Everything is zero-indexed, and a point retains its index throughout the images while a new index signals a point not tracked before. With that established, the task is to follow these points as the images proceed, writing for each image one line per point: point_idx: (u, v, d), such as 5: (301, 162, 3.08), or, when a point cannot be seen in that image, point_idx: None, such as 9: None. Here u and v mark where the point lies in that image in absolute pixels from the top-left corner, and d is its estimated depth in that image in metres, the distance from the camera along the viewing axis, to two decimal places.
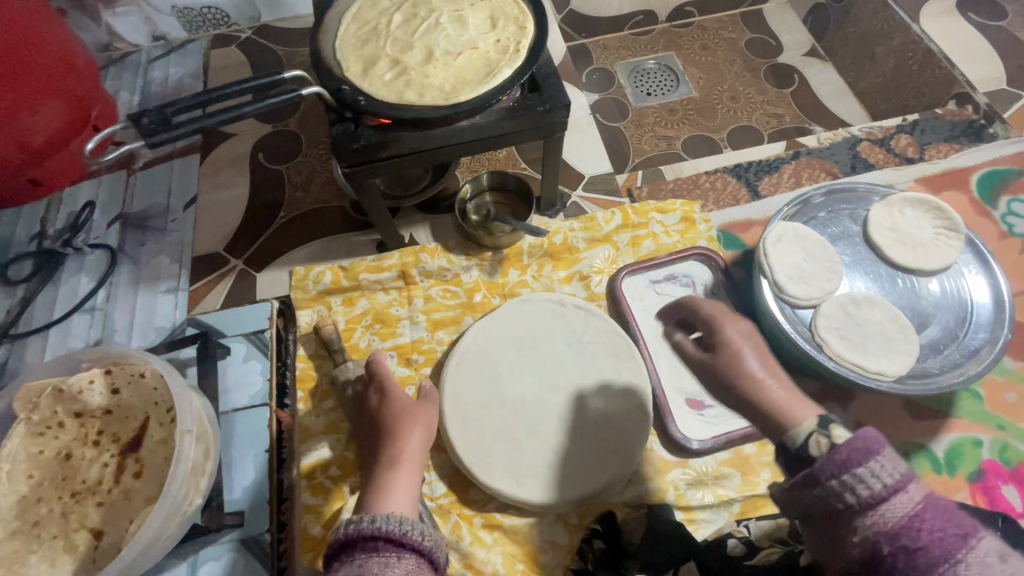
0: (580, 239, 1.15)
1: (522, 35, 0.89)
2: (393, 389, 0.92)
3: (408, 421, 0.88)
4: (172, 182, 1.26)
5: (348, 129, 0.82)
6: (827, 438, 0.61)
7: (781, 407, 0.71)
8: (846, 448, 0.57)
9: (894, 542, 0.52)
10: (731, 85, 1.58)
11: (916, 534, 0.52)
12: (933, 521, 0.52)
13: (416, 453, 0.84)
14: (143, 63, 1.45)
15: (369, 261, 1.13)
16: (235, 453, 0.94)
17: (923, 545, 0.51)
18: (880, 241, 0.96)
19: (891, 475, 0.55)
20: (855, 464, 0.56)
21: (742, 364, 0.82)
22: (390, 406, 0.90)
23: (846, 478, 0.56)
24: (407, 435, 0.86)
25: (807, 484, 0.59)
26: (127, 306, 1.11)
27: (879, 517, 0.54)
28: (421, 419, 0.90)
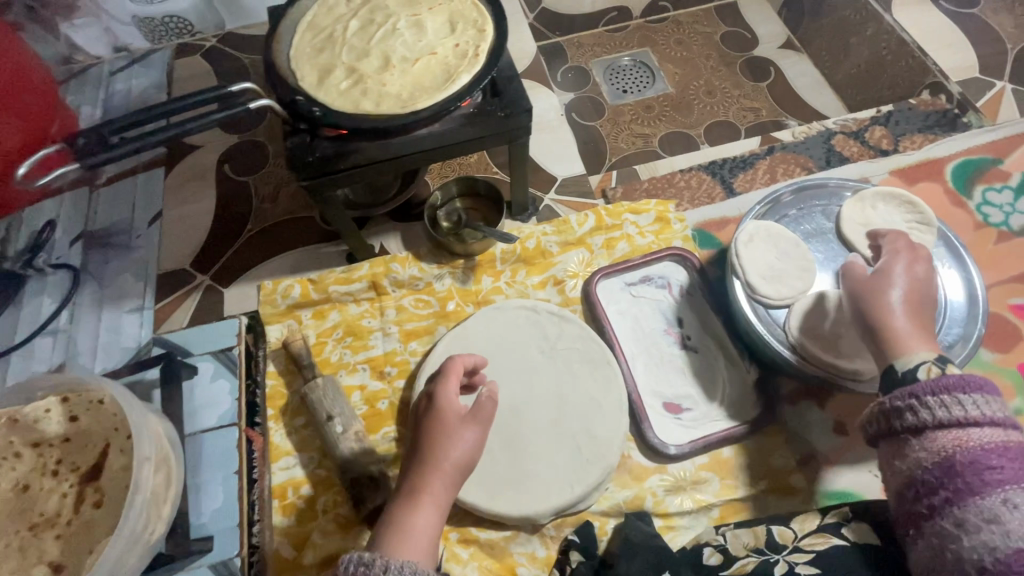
0: (554, 243, 1.13)
1: (482, 38, 0.86)
2: (443, 391, 0.78)
3: (445, 440, 0.75)
4: (137, 197, 1.23)
5: (304, 141, 0.80)
6: (939, 369, 0.71)
7: (894, 337, 0.76)
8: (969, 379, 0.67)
9: (963, 452, 0.64)
10: (707, 80, 1.56)
11: (993, 457, 0.63)
12: (1015, 455, 0.63)
13: (443, 486, 0.72)
14: (106, 75, 1.42)
15: (338, 272, 1.11)
16: (204, 476, 0.90)
17: (996, 464, 0.62)
18: (852, 237, 0.95)
19: (1000, 415, 0.65)
20: (960, 389, 0.66)
21: (882, 294, 0.80)
22: (436, 413, 0.77)
23: (943, 398, 0.67)
24: (444, 454, 0.74)
25: (901, 397, 0.70)
26: (91, 326, 1.08)
27: (960, 435, 0.65)
28: (467, 433, 0.76)
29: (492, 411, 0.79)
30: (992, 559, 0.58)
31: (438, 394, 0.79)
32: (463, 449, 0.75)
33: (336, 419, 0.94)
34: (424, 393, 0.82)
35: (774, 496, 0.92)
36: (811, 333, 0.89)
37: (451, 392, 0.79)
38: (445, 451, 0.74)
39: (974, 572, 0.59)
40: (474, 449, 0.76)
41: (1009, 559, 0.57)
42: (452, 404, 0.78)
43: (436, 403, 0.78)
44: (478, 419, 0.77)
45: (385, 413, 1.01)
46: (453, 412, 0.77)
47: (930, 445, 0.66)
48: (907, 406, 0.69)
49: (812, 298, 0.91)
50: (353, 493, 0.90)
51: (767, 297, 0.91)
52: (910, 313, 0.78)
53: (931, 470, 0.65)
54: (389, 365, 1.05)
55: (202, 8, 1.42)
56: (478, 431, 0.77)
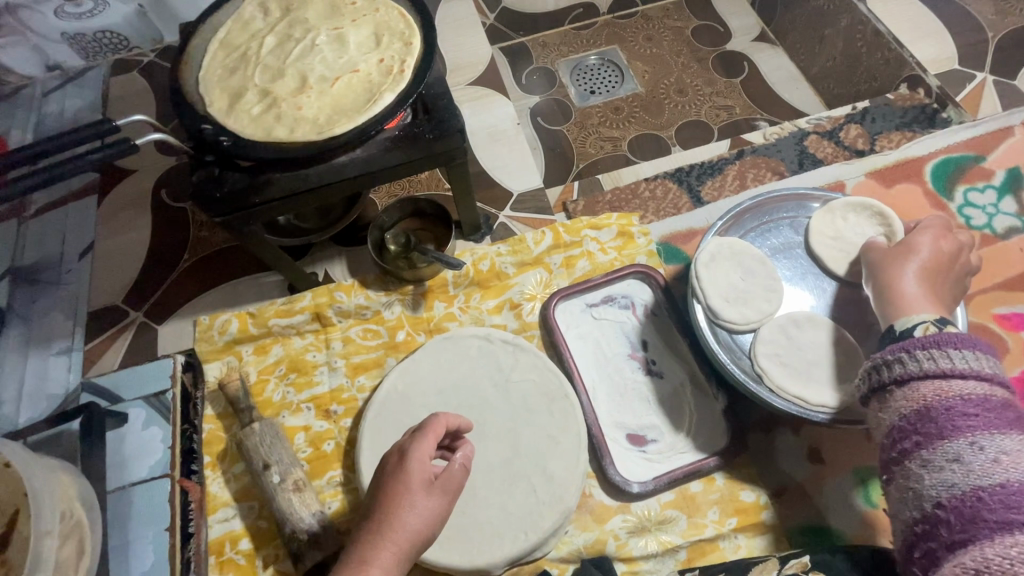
0: (509, 264, 1.06)
1: (408, 52, 0.79)
2: (415, 449, 0.72)
3: (403, 508, 0.67)
4: (68, 228, 1.15)
5: (212, 175, 0.73)
6: (938, 329, 0.66)
7: (897, 298, 0.73)
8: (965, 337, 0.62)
9: (943, 401, 0.59)
10: (678, 77, 1.49)
11: (974, 406, 0.58)
12: (999, 408, 0.58)
13: (392, 558, 0.64)
14: (38, 97, 1.34)
15: (279, 304, 1.03)
16: (132, 535, 0.85)
17: (974, 412, 0.58)
18: (821, 253, 0.89)
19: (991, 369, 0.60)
20: (952, 346, 0.61)
21: (896, 262, 0.77)
22: (402, 468, 0.71)
23: (932, 351, 0.62)
24: (401, 523, 0.66)
25: (891, 349, 0.65)
26: (15, 373, 1.00)
27: (942, 385, 0.60)
28: (430, 502, 0.69)
29: (461, 481, 0.72)
30: (948, 495, 0.56)
31: (409, 450, 0.72)
32: (423, 520, 0.68)
33: (273, 468, 0.87)
34: (393, 448, 0.75)
35: (745, 534, 0.85)
36: (779, 360, 0.82)
37: (424, 451, 0.72)
38: (401, 518, 0.67)
39: (931, 507, 0.57)
40: (434, 522, 0.69)
41: (964, 495, 0.55)
42: (422, 467, 0.71)
43: (406, 461, 0.71)
44: (443, 489, 0.70)
45: (331, 455, 0.95)
46: (418, 474, 0.70)
47: (909, 394, 0.62)
48: (893, 359, 0.64)
49: (780, 321, 0.84)
50: (291, 549, 0.84)
51: (730, 321, 0.84)
52: (921, 277, 0.74)
53: (907, 417, 0.61)
54: (335, 404, 0.98)
55: (136, 21, 1.34)
56: (441, 502, 0.70)
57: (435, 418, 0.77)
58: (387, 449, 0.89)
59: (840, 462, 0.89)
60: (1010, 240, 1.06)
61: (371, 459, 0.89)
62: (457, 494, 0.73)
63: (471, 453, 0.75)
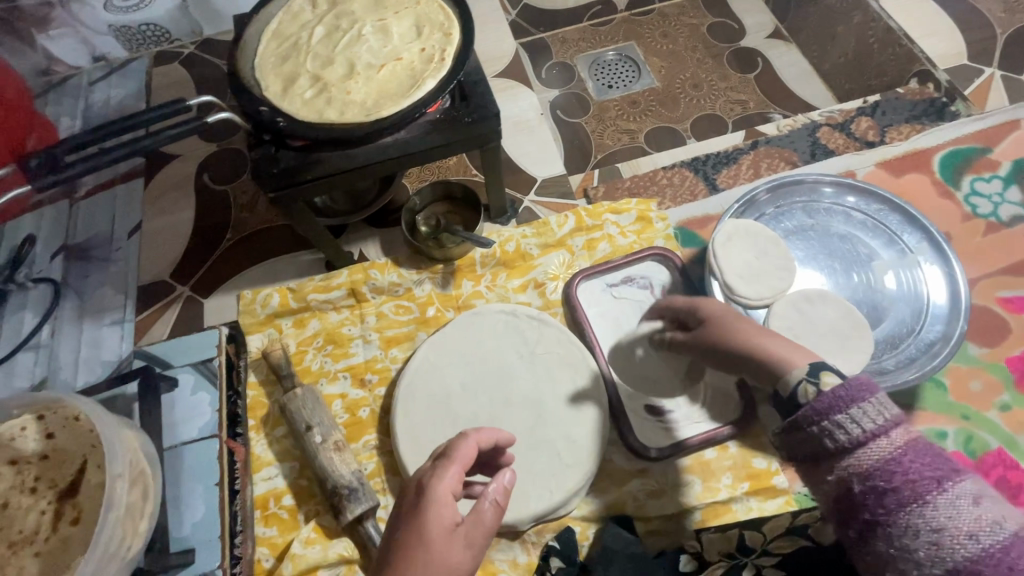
0: (533, 245, 1.12)
1: (448, 42, 0.85)
2: (438, 489, 0.62)
3: (418, 567, 0.58)
4: (116, 209, 1.22)
5: (269, 153, 0.79)
6: (817, 387, 0.65)
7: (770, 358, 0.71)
8: (853, 387, 0.62)
9: (863, 483, 0.59)
10: (693, 73, 1.53)
11: (890, 475, 0.58)
12: (909, 462, 0.58)
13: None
14: (84, 86, 1.41)
15: (317, 281, 1.10)
16: (184, 489, 0.90)
17: (894, 483, 0.58)
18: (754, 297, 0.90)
19: (890, 414, 0.61)
20: (840, 410, 0.61)
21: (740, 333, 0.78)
22: (420, 514, 0.61)
23: (834, 421, 0.61)
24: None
25: (796, 426, 0.64)
26: (72, 341, 1.08)
27: (853, 459, 0.60)
28: (453, 555, 0.60)
29: (491, 523, 0.64)
30: None
31: (432, 486, 0.63)
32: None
33: (315, 429, 0.93)
34: (413, 478, 0.65)
35: (757, 497, 0.91)
36: (791, 334, 0.86)
37: (450, 485, 0.63)
38: None
39: None
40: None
41: None
42: (444, 510, 0.61)
43: (427, 500, 0.62)
44: (469, 536, 0.61)
45: (366, 421, 1.01)
46: (439, 519, 0.60)
47: (839, 471, 0.61)
48: (819, 433, 0.62)
49: (793, 298, 0.89)
50: (333, 503, 0.90)
51: (745, 297, 0.90)
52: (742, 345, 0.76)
53: (841, 504, 0.61)
54: (370, 373, 1.05)
55: (178, 15, 1.41)
56: (466, 553, 0.61)
57: (459, 443, 0.67)
58: (420, 413, 0.95)
59: None
60: (1015, 228, 1.10)
61: (406, 422, 0.95)
62: (487, 537, 0.63)
63: (509, 484, 0.65)
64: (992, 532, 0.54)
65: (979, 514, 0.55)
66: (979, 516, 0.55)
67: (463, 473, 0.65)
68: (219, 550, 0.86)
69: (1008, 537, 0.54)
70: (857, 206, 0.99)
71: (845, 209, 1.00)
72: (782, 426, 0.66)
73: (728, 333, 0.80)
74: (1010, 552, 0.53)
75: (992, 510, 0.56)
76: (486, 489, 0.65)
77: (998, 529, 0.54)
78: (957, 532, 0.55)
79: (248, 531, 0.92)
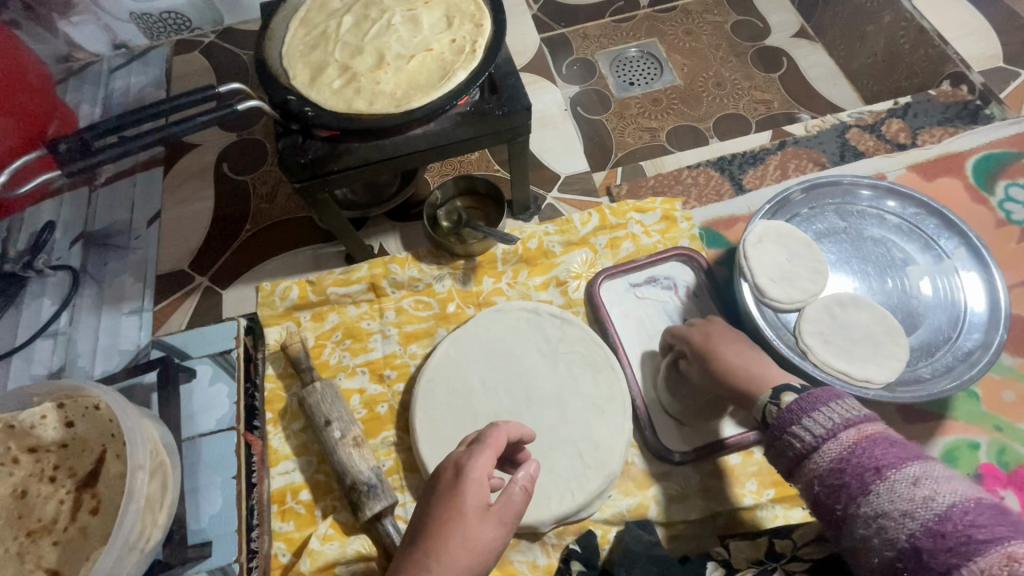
0: (556, 243, 1.10)
1: (479, 33, 0.84)
2: (473, 469, 0.63)
3: (453, 541, 0.59)
4: (135, 197, 1.22)
5: (296, 142, 0.78)
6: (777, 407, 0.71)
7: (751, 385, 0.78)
8: (809, 398, 0.68)
9: (817, 484, 0.64)
10: (716, 71, 1.49)
11: (840, 472, 0.62)
12: (857, 458, 0.61)
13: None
14: (105, 74, 1.40)
15: (337, 274, 1.09)
16: (202, 480, 0.90)
17: (844, 479, 0.61)
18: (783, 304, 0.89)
19: (849, 416, 0.65)
20: (794, 420, 0.67)
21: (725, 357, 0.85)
22: (454, 493, 0.62)
23: (788, 432, 0.68)
24: (452, 557, 0.58)
25: (768, 441, 0.71)
26: (90, 329, 1.07)
27: (810, 462, 0.65)
28: (487, 533, 0.60)
29: (520, 507, 0.64)
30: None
31: (467, 467, 0.64)
32: (478, 553, 0.59)
33: (334, 424, 0.92)
34: (444, 460, 0.66)
35: (783, 505, 0.89)
36: (824, 339, 0.87)
37: (484, 467, 0.64)
38: (450, 552, 0.58)
39: None
40: (488, 554, 0.60)
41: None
42: (478, 489, 0.62)
43: (462, 479, 0.63)
44: (500, 517, 0.62)
45: (385, 416, 1.00)
46: (473, 497, 0.61)
47: (806, 475, 0.65)
48: (783, 445, 0.68)
49: (824, 301, 0.90)
50: (351, 499, 0.88)
51: (776, 300, 0.89)
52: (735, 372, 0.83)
53: (815, 508, 0.65)
54: (388, 368, 1.03)
55: (199, 3, 1.40)
56: (498, 532, 0.61)
57: (491, 428, 0.68)
58: (442, 409, 0.94)
59: None
60: None
61: (426, 419, 0.93)
62: (515, 521, 0.64)
63: (536, 471, 0.65)
64: (929, 509, 0.55)
65: (915, 495, 0.57)
66: (915, 496, 0.57)
67: (495, 456, 0.66)
68: (237, 541, 0.86)
69: (950, 512, 0.54)
70: (894, 210, 0.98)
71: (881, 213, 0.99)
72: (765, 446, 0.72)
73: (722, 364, 0.85)
74: (951, 528, 0.53)
75: (935, 489, 0.56)
76: (514, 475, 0.65)
77: (938, 506, 0.55)
78: (896, 515, 0.57)
79: (264, 526, 0.92)
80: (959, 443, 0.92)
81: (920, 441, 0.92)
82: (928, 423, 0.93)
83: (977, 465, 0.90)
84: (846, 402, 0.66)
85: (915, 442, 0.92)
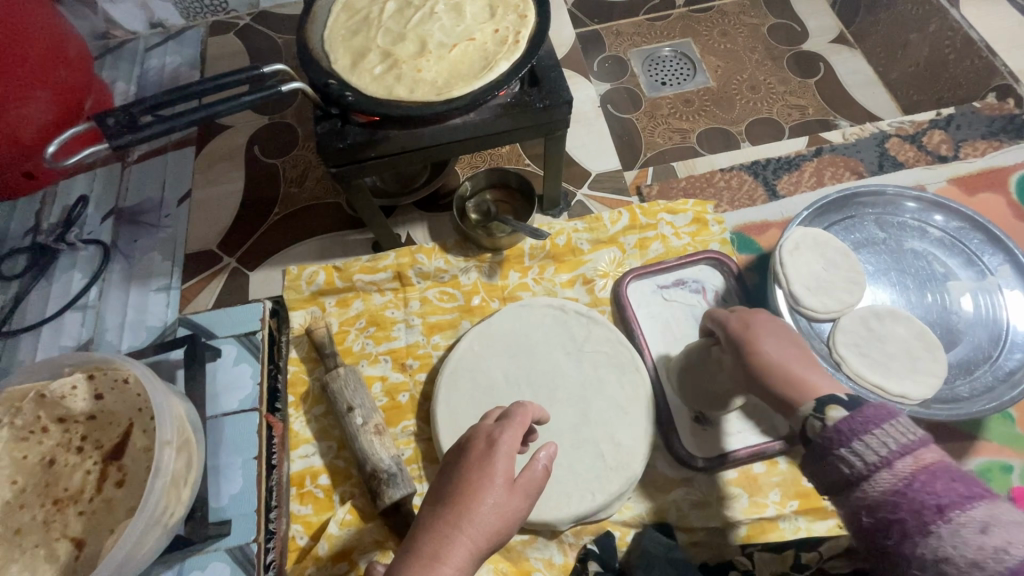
0: (584, 241, 1.09)
1: (522, 24, 0.83)
2: (505, 442, 0.63)
3: (482, 503, 0.58)
4: (167, 176, 1.23)
5: (335, 127, 0.77)
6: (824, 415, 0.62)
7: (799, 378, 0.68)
8: (861, 417, 0.59)
9: (869, 513, 0.56)
10: (751, 74, 1.45)
11: (895, 507, 0.54)
12: (917, 493, 0.53)
13: (467, 557, 0.56)
14: (141, 52, 1.41)
15: (364, 261, 1.09)
16: (222, 459, 0.90)
17: (900, 515, 0.54)
18: (816, 311, 0.88)
19: (906, 440, 0.56)
20: (848, 441, 0.58)
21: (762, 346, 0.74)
22: (484, 462, 0.61)
23: (842, 452, 0.58)
24: (481, 520, 0.58)
25: (814, 456, 0.61)
26: (119, 304, 1.08)
27: (861, 490, 0.57)
28: (514, 504, 0.60)
29: (542, 483, 0.64)
30: None
31: (498, 439, 0.63)
32: (503, 520, 0.59)
33: (356, 411, 0.92)
34: (475, 431, 0.65)
35: (806, 517, 0.88)
36: (858, 350, 0.85)
37: (512, 442, 0.63)
38: (480, 514, 0.58)
39: None
40: (511, 523, 0.60)
41: None
42: (508, 463, 0.62)
43: (493, 451, 0.62)
44: (526, 491, 0.61)
45: (405, 406, 1.00)
46: (504, 469, 0.61)
47: (853, 501, 0.58)
48: (831, 464, 0.59)
49: (860, 313, 0.88)
50: (371, 486, 0.88)
51: (811, 309, 0.88)
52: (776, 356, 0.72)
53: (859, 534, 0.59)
54: (411, 358, 1.03)
55: None
56: (522, 504, 0.61)
57: (517, 407, 0.68)
58: (462, 404, 0.93)
59: None
60: None
61: (446, 412, 0.93)
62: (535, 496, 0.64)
63: (554, 450, 0.65)
64: (1002, 563, 0.48)
65: (984, 543, 0.50)
66: (982, 545, 0.50)
67: (522, 432, 0.66)
68: (257, 521, 0.86)
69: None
70: (938, 224, 0.97)
71: (924, 226, 0.98)
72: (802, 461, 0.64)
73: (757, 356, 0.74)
74: None
75: (1008, 539, 0.49)
76: (535, 453, 0.65)
77: (1010, 558, 0.48)
78: (961, 563, 0.50)
79: (282, 508, 0.91)
80: (991, 465, 0.90)
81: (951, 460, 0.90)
82: (960, 442, 0.91)
83: (1010, 488, 0.88)
84: (903, 422, 0.57)
85: None
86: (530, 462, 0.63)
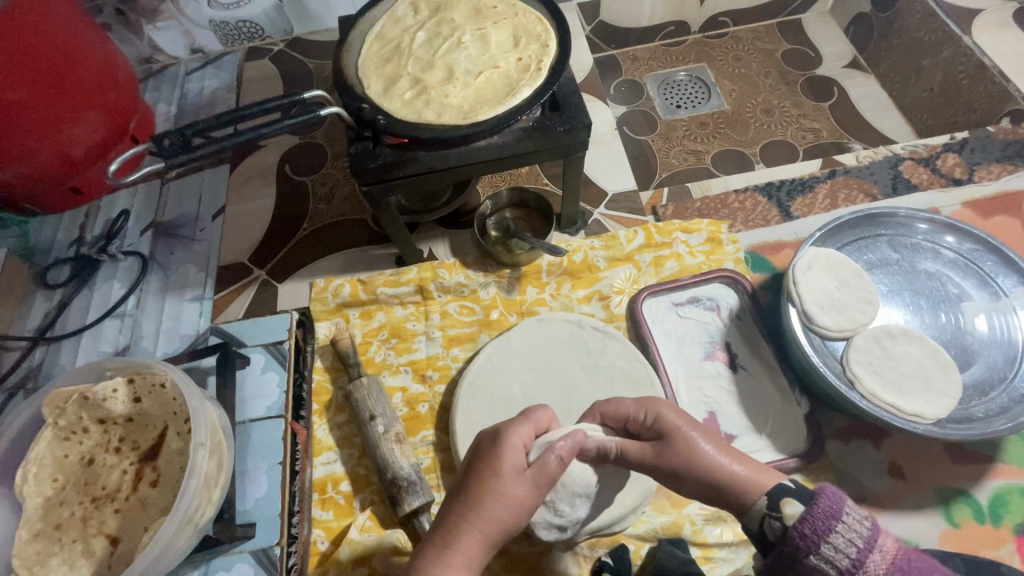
0: (601, 258, 1.12)
1: (544, 53, 0.88)
2: (508, 437, 0.67)
3: (494, 498, 0.64)
4: (203, 192, 1.30)
5: (367, 148, 0.82)
6: (779, 523, 0.59)
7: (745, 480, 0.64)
8: (816, 517, 0.56)
9: None
10: (765, 98, 1.49)
11: None
12: None
13: (480, 548, 0.62)
14: (181, 75, 1.49)
15: (387, 275, 1.13)
16: (249, 463, 0.94)
17: None
18: (829, 327, 0.90)
19: (866, 534, 0.55)
20: (817, 549, 0.55)
21: (693, 449, 0.67)
22: (495, 453, 0.66)
23: (818, 558, 0.55)
24: (490, 514, 0.63)
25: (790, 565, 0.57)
26: (155, 312, 1.14)
27: None
28: (520, 491, 0.65)
29: (556, 474, 0.66)
30: None
31: (505, 435, 0.68)
32: (512, 508, 0.64)
33: (377, 419, 0.94)
34: (485, 432, 0.71)
35: None
36: (872, 370, 0.87)
37: (520, 437, 0.68)
38: (489, 507, 0.63)
39: None
40: (522, 510, 0.65)
41: None
42: (515, 454, 0.66)
43: (500, 444, 0.67)
44: (534, 479, 0.65)
45: (425, 416, 1.03)
46: (510, 461, 0.66)
47: None
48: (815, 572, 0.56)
49: (875, 332, 0.90)
50: (391, 494, 0.90)
51: (823, 327, 0.90)
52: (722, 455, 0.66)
53: None
54: (431, 370, 1.06)
55: (273, 14, 1.49)
56: (531, 492, 0.65)
57: (535, 409, 0.73)
58: (478, 414, 0.95)
59: (921, 479, 0.92)
60: None
61: (464, 424, 0.95)
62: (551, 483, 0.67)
63: (576, 439, 0.67)
64: None
65: None
66: None
67: (534, 430, 0.70)
68: (280, 526, 0.90)
69: None
70: (951, 245, 0.99)
71: (937, 247, 0.99)
72: (766, 567, 0.61)
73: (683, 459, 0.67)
74: None
75: None
76: (553, 443, 0.68)
77: None
78: None
79: (305, 513, 0.94)
80: (1010, 488, 0.90)
81: (968, 483, 0.91)
82: (977, 465, 0.92)
83: None
84: (853, 513, 0.56)
85: (961, 481, 0.91)
86: (543, 453, 0.67)
